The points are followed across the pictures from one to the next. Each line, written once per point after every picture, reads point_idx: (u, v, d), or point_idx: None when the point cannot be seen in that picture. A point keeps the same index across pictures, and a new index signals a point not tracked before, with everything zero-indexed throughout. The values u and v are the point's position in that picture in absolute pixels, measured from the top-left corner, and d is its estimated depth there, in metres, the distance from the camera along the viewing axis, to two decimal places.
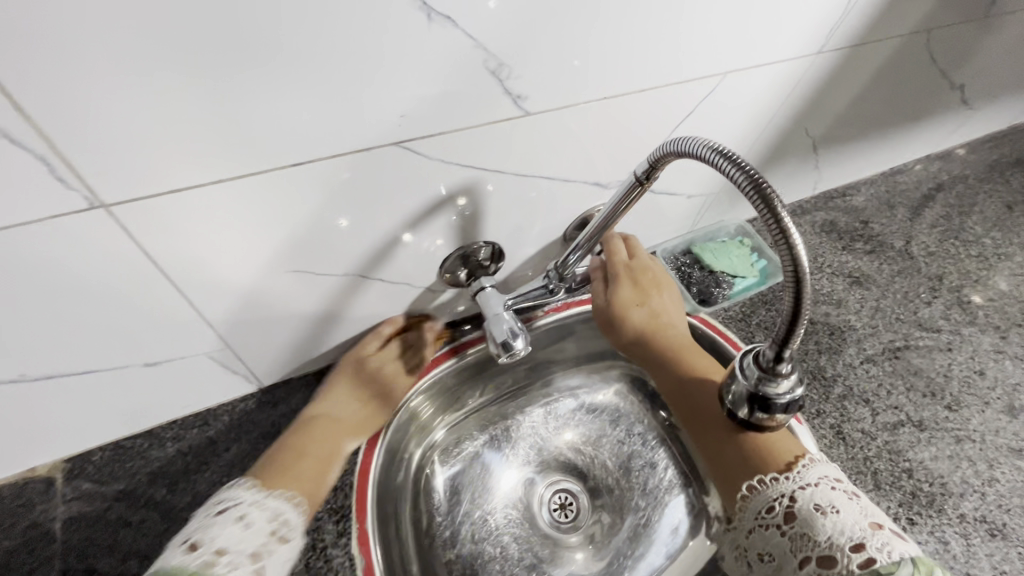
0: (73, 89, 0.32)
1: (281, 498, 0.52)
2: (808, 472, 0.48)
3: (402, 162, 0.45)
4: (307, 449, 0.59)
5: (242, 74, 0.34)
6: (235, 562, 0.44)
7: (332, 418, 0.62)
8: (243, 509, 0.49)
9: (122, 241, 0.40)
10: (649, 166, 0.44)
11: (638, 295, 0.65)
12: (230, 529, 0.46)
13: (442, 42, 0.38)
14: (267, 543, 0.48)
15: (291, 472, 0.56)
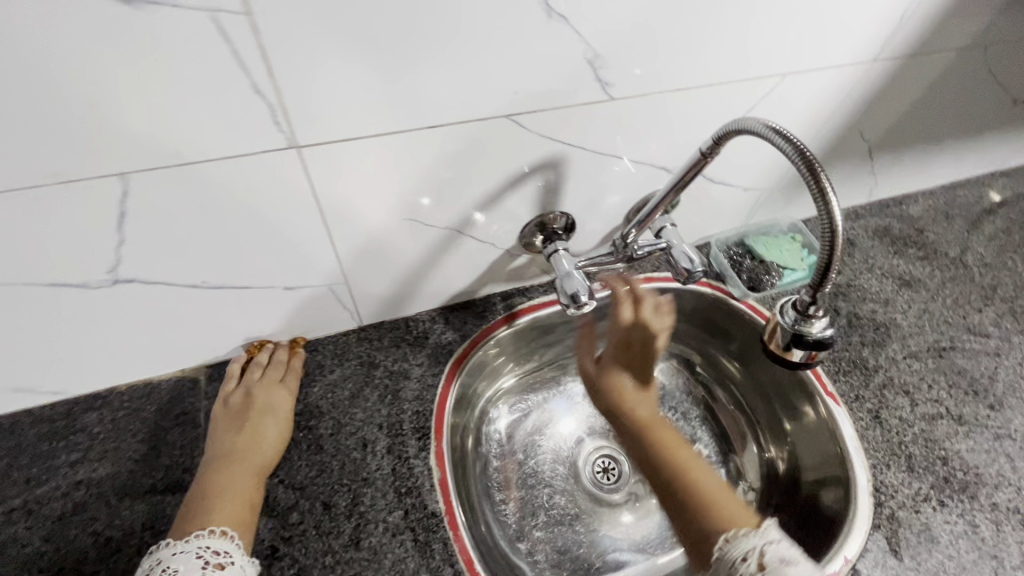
0: (298, 54, 0.41)
1: (207, 537, 0.56)
2: (769, 530, 0.57)
3: (510, 132, 0.55)
4: (215, 491, 0.61)
5: (413, 55, 0.44)
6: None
7: (227, 452, 0.65)
8: (169, 559, 0.54)
9: (300, 178, 0.50)
10: (712, 143, 0.52)
11: None
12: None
13: (557, 34, 0.47)
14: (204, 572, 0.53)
15: (209, 513, 0.59)
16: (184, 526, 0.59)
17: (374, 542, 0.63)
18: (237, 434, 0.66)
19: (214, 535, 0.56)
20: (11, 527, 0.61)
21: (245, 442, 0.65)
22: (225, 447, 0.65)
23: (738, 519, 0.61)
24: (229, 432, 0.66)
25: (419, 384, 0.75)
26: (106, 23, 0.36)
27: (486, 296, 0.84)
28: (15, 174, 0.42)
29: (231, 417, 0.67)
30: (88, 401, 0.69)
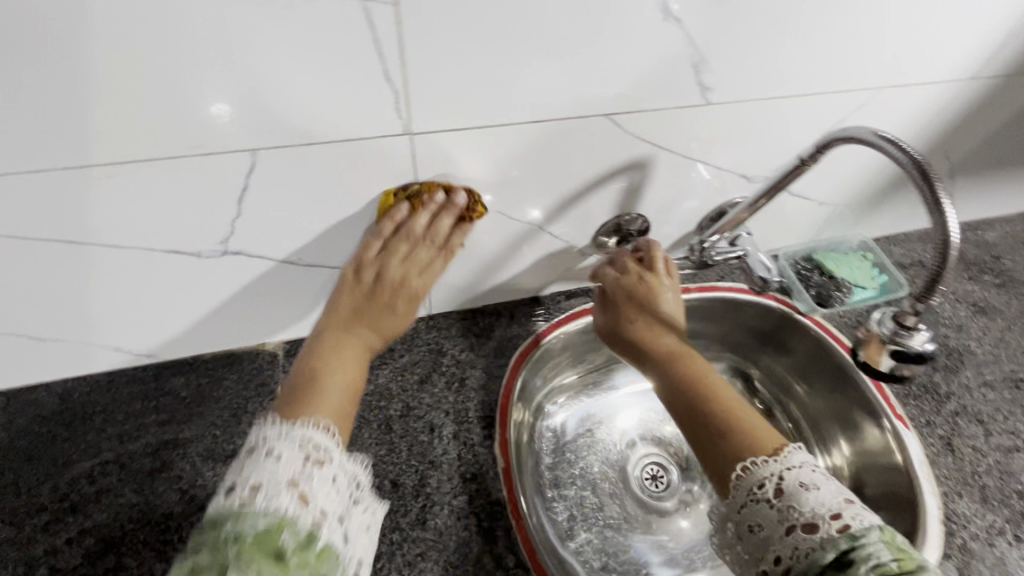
0: (429, 46, 0.43)
1: (312, 425, 0.46)
2: (792, 454, 0.51)
3: (607, 130, 0.56)
4: (327, 365, 0.53)
5: (531, 48, 0.46)
6: (274, 491, 0.40)
7: (357, 322, 0.57)
8: (274, 441, 0.44)
9: (408, 165, 0.53)
10: (813, 150, 0.53)
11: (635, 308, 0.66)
12: (263, 463, 0.42)
13: (669, 36, 0.49)
14: (303, 468, 0.43)
15: (318, 395, 0.50)
16: (287, 397, 0.49)
17: (439, 523, 0.65)
18: (366, 309, 0.58)
19: (316, 428, 0.46)
20: (105, 478, 0.65)
21: (371, 321, 0.57)
22: (352, 322, 0.57)
23: (761, 440, 0.53)
24: (359, 304, 0.57)
25: (484, 374, 0.77)
26: (269, 9, 0.39)
27: (551, 294, 0.85)
28: (162, 143, 0.45)
29: (362, 289, 0.58)
30: (174, 367, 0.72)
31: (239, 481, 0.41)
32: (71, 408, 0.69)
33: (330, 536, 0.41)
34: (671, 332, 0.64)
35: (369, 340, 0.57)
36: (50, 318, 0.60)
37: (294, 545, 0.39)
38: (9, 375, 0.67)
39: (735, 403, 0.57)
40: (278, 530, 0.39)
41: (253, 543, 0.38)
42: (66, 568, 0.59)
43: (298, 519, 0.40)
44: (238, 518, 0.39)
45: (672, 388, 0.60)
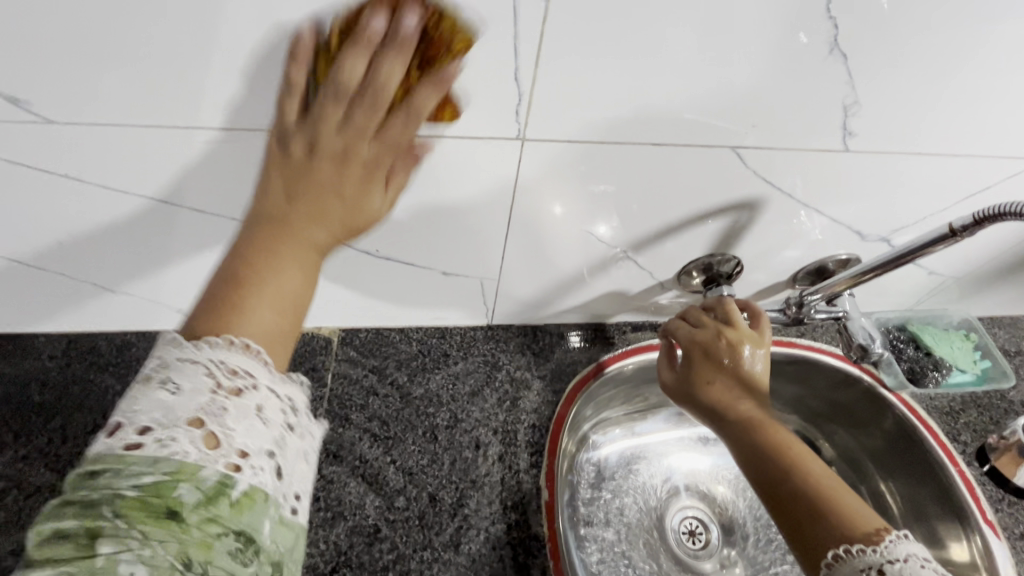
0: (568, 50, 0.40)
1: (235, 343, 0.36)
2: (896, 546, 0.43)
3: (728, 162, 0.52)
4: (266, 275, 0.39)
5: (675, 68, 0.42)
6: (170, 435, 0.31)
7: (278, 218, 0.40)
8: (175, 370, 0.34)
9: (511, 170, 0.50)
10: (971, 221, 0.49)
11: (711, 368, 0.60)
12: (158, 399, 0.32)
13: (827, 72, 0.44)
14: (212, 401, 0.33)
15: (242, 305, 0.38)
16: (205, 304, 0.38)
17: (472, 550, 0.61)
18: (297, 193, 0.40)
19: (236, 347, 0.35)
20: None
21: (325, 202, 0.40)
22: (277, 194, 0.41)
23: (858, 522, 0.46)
24: (292, 191, 0.40)
25: (538, 397, 0.73)
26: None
27: (618, 322, 0.81)
28: (271, 115, 0.43)
29: (293, 166, 0.40)
30: None
31: (126, 419, 0.32)
32: (127, 361, 0.69)
33: (254, 476, 0.33)
34: (755, 393, 0.58)
35: (325, 230, 0.40)
36: (123, 271, 0.59)
37: (195, 500, 0.30)
38: (74, 320, 0.67)
39: (829, 475, 0.50)
40: (175, 481, 0.30)
41: (138, 502, 0.30)
42: None
43: (202, 467, 0.31)
44: (119, 470, 0.30)
45: (752, 455, 0.54)
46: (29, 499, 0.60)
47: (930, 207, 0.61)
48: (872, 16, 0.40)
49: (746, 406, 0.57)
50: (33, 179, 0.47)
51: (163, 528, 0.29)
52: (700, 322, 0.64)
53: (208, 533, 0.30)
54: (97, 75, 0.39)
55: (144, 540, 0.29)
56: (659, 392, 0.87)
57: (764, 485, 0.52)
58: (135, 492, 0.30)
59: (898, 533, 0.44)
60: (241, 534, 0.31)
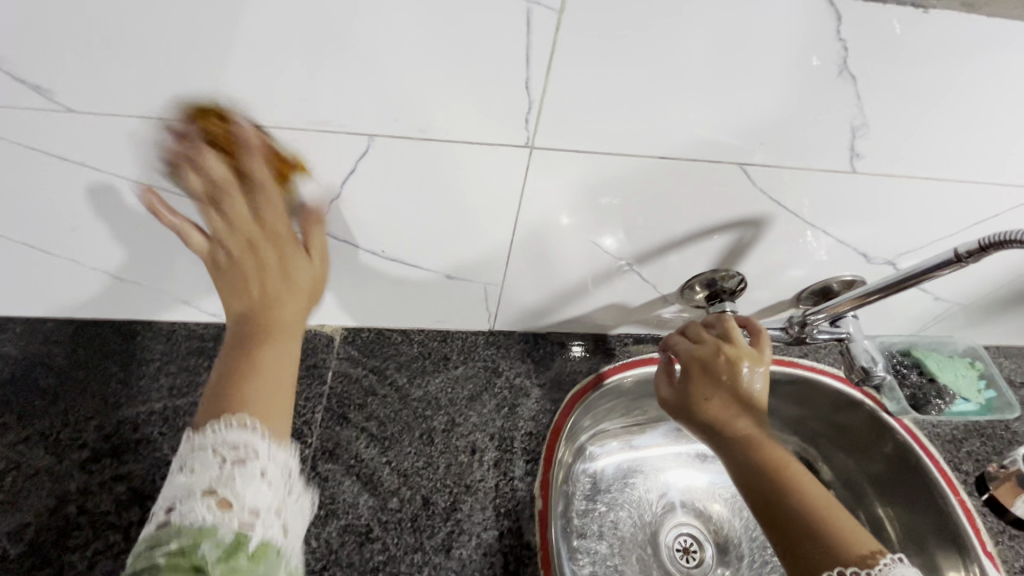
0: (579, 62, 0.40)
1: (234, 420, 0.38)
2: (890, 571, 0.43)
3: (735, 179, 0.52)
4: (254, 359, 0.43)
5: (684, 83, 0.42)
6: (189, 505, 0.35)
7: (257, 303, 0.45)
8: (190, 452, 0.37)
9: (519, 178, 0.50)
10: (977, 247, 0.49)
11: (708, 385, 0.60)
12: (178, 479, 0.36)
13: (836, 93, 0.44)
14: (222, 470, 0.36)
15: (237, 390, 0.41)
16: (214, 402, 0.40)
17: (464, 555, 0.61)
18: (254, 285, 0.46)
19: (236, 425, 0.38)
20: (148, 428, 0.64)
21: (280, 292, 0.46)
22: (245, 295, 0.45)
23: (851, 546, 0.46)
24: (252, 279, 0.46)
25: (537, 405, 0.73)
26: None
27: (620, 334, 0.81)
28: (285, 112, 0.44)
29: (236, 262, 0.46)
30: None
31: (161, 500, 0.36)
32: (131, 350, 0.69)
33: (267, 531, 0.36)
34: (752, 412, 0.58)
35: (286, 325, 0.46)
36: (134, 261, 0.60)
37: (217, 556, 0.34)
38: (82, 306, 0.68)
39: (824, 497, 0.50)
40: (197, 543, 0.34)
41: (171, 566, 0.33)
42: (94, 512, 0.59)
43: (219, 527, 0.34)
44: (155, 543, 0.34)
45: (747, 474, 0.54)
46: (27, 482, 0.60)
47: (937, 232, 0.61)
48: (883, 41, 0.41)
49: (741, 425, 0.57)
50: (51, 165, 0.48)
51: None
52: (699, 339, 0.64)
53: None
54: (118, 67, 0.40)
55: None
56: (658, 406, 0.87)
57: (758, 505, 0.52)
58: (170, 553, 0.34)
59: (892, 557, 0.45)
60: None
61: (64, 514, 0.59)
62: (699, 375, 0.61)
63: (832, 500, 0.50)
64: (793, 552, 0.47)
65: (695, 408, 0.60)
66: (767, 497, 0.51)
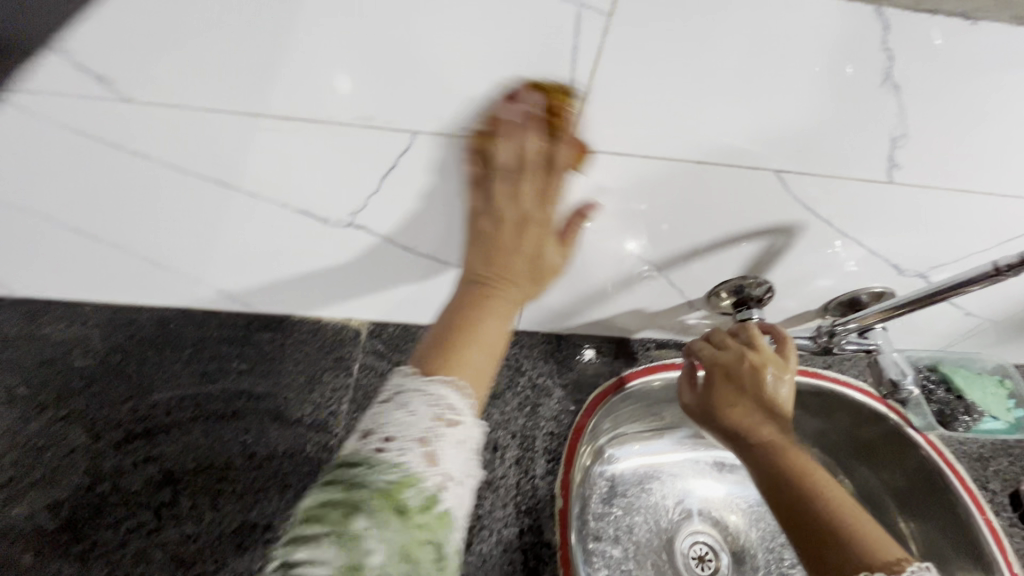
0: (624, 66, 0.41)
1: (451, 385, 0.40)
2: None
3: (770, 185, 0.52)
4: (477, 327, 0.45)
5: (727, 88, 0.43)
6: (407, 445, 0.37)
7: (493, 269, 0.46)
8: (410, 395, 0.40)
9: None
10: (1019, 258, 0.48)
11: (733, 390, 0.60)
12: (394, 415, 0.39)
13: (879, 103, 0.44)
14: (434, 425, 0.38)
15: (457, 351, 0.43)
16: (430, 357, 0.43)
17: (484, 550, 0.62)
18: (494, 252, 0.46)
19: (453, 386, 0.40)
20: (181, 412, 0.66)
21: (510, 266, 0.47)
22: (484, 265, 0.46)
23: (880, 553, 0.46)
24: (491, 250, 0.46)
25: (558, 405, 0.73)
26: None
27: (643, 339, 0.81)
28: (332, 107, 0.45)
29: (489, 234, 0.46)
30: (265, 320, 0.73)
31: (374, 428, 0.39)
32: (164, 336, 0.71)
33: (450, 501, 0.38)
34: (777, 418, 0.58)
35: (517, 292, 0.47)
36: (174, 248, 0.61)
37: (419, 504, 0.36)
38: (119, 292, 0.69)
39: (851, 504, 0.50)
40: (405, 485, 0.36)
41: (381, 495, 0.36)
42: (126, 491, 0.61)
43: (424, 479, 0.37)
44: (373, 465, 0.37)
45: (772, 480, 0.54)
46: (63, 460, 0.62)
47: (972, 246, 0.60)
48: (930, 52, 0.40)
49: (767, 430, 0.57)
50: (106, 154, 0.50)
51: (397, 522, 0.35)
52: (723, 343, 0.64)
53: (420, 535, 0.36)
54: (178, 59, 0.41)
55: (385, 523, 0.35)
56: (676, 412, 0.86)
57: (783, 510, 0.52)
58: (382, 485, 0.36)
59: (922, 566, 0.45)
60: (435, 545, 0.37)
61: (98, 492, 0.60)
62: (725, 379, 0.61)
63: (859, 508, 0.50)
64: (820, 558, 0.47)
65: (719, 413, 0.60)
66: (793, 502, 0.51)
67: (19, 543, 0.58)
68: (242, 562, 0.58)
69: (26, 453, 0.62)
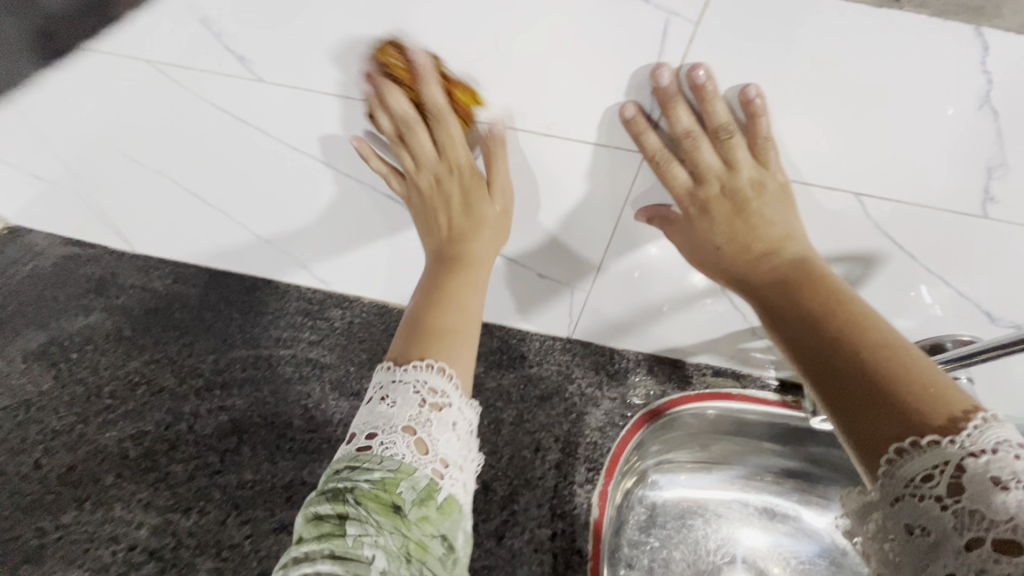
0: (702, 76, 0.42)
1: (428, 363, 0.44)
2: (985, 428, 0.33)
3: (848, 209, 0.51)
4: (451, 293, 0.52)
5: (805, 105, 0.43)
6: (392, 439, 0.39)
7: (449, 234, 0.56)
8: (389, 388, 0.43)
9: (625, 184, 0.53)
10: None
11: (734, 222, 0.51)
12: (381, 410, 0.42)
13: (975, 129, 0.42)
14: (421, 413, 0.41)
15: (434, 334, 0.47)
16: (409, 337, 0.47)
17: (515, 545, 0.64)
18: (432, 216, 0.56)
19: (433, 369, 0.43)
20: (253, 370, 0.72)
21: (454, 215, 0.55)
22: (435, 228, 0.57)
23: (925, 400, 0.36)
24: (446, 205, 0.56)
25: (604, 416, 0.73)
26: (570, 3, 0.39)
27: (698, 363, 0.79)
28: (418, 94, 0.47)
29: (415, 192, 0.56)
30: (338, 298, 0.77)
31: (359, 428, 0.41)
32: (249, 301, 0.76)
33: (450, 486, 0.40)
34: (787, 250, 0.50)
35: (477, 237, 0.55)
36: (268, 217, 0.66)
37: (412, 498, 0.38)
38: (213, 258, 0.75)
39: (893, 343, 0.40)
40: (396, 481, 0.38)
41: (370, 493, 0.37)
42: (199, 433, 0.68)
43: (416, 469, 0.39)
44: (356, 468, 0.39)
45: (795, 334, 0.44)
46: (152, 397, 0.70)
47: None
48: None
49: (778, 272, 0.49)
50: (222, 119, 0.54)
51: (391, 521, 0.37)
52: (699, 164, 0.49)
53: (424, 530, 0.38)
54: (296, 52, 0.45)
55: (376, 526, 0.36)
56: (726, 447, 0.82)
57: (817, 375, 0.41)
58: (368, 484, 0.37)
59: (987, 414, 0.34)
60: (441, 537, 0.38)
61: (176, 430, 0.68)
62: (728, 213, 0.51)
63: (887, 342, 0.40)
64: (860, 421, 0.37)
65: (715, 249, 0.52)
66: (817, 348, 0.42)
67: (103, 464, 0.65)
68: (289, 514, 0.64)
69: (123, 386, 0.70)
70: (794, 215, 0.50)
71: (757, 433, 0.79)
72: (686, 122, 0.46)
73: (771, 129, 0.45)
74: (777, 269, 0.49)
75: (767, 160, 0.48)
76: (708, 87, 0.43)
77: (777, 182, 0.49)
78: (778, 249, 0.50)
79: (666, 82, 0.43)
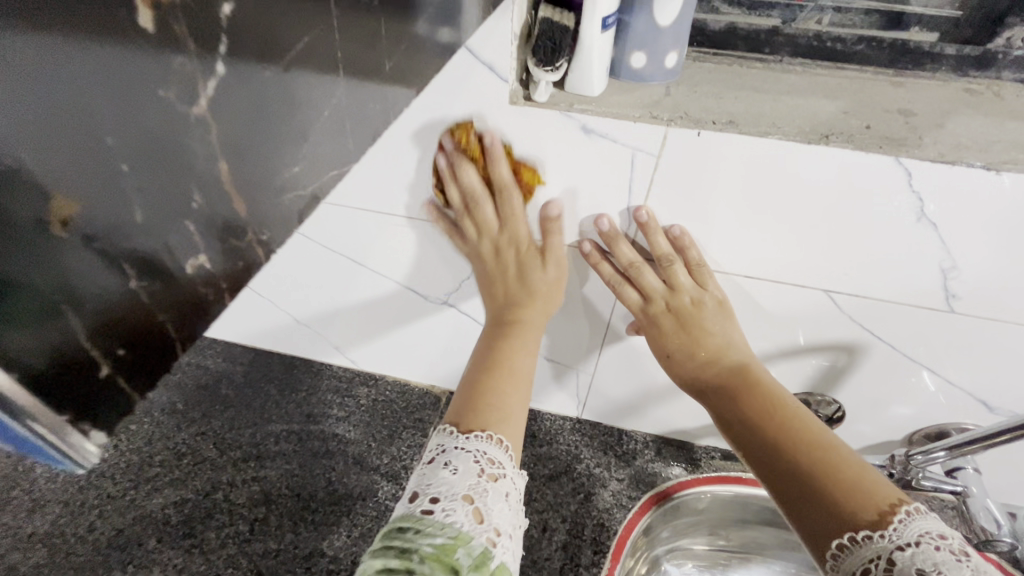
0: (671, 195, 0.49)
1: (483, 435, 0.45)
2: (909, 526, 0.38)
3: (822, 304, 0.56)
4: (515, 364, 0.53)
5: (764, 218, 0.49)
6: (451, 506, 0.40)
7: (512, 307, 0.57)
8: (451, 454, 0.43)
9: None
10: None
11: (678, 333, 0.55)
12: (440, 475, 0.42)
13: (918, 235, 0.47)
14: (478, 483, 0.42)
15: (491, 407, 0.48)
16: (463, 402, 0.49)
17: None
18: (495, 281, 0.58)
19: (491, 439, 0.45)
20: (286, 444, 0.79)
21: (522, 291, 0.57)
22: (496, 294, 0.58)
23: (859, 497, 0.41)
24: (500, 275, 0.57)
25: (612, 498, 0.75)
26: (553, 140, 0.48)
27: (705, 446, 0.81)
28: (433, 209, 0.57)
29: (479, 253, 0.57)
30: (365, 378, 0.85)
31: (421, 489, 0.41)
32: (290, 378, 0.85)
33: (502, 555, 0.39)
34: (727, 357, 0.54)
35: (543, 309, 0.57)
36: (308, 307, 0.75)
37: (469, 564, 0.37)
38: (262, 341, 0.85)
39: (828, 444, 0.45)
40: (455, 546, 0.38)
41: (433, 556, 0.37)
42: (233, 502, 0.74)
43: (473, 536, 0.39)
44: (419, 530, 0.38)
45: (746, 441, 0.48)
46: (195, 467, 0.77)
47: None
48: (961, 197, 0.44)
49: (721, 379, 0.53)
50: None
51: None
52: (646, 288, 0.54)
53: None
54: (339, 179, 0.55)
55: None
56: (742, 534, 0.80)
57: (767, 475, 0.45)
58: (434, 544, 0.37)
59: (910, 508, 0.39)
60: None
61: (213, 498, 0.74)
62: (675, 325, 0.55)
63: (828, 446, 0.44)
64: (812, 520, 0.41)
65: (668, 357, 0.56)
66: (771, 456, 0.46)
67: (147, 529, 0.72)
68: None
69: (172, 455, 0.78)
70: (733, 324, 0.55)
71: (772, 521, 0.78)
72: (629, 254, 0.53)
73: (701, 255, 0.53)
74: (723, 375, 0.53)
75: (704, 281, 0.54)
76: (650, 224, 0.51)
77: (715, 299, 0.55)
78: (722, 354, 0.54)
79: (606, 228, 0.52)
